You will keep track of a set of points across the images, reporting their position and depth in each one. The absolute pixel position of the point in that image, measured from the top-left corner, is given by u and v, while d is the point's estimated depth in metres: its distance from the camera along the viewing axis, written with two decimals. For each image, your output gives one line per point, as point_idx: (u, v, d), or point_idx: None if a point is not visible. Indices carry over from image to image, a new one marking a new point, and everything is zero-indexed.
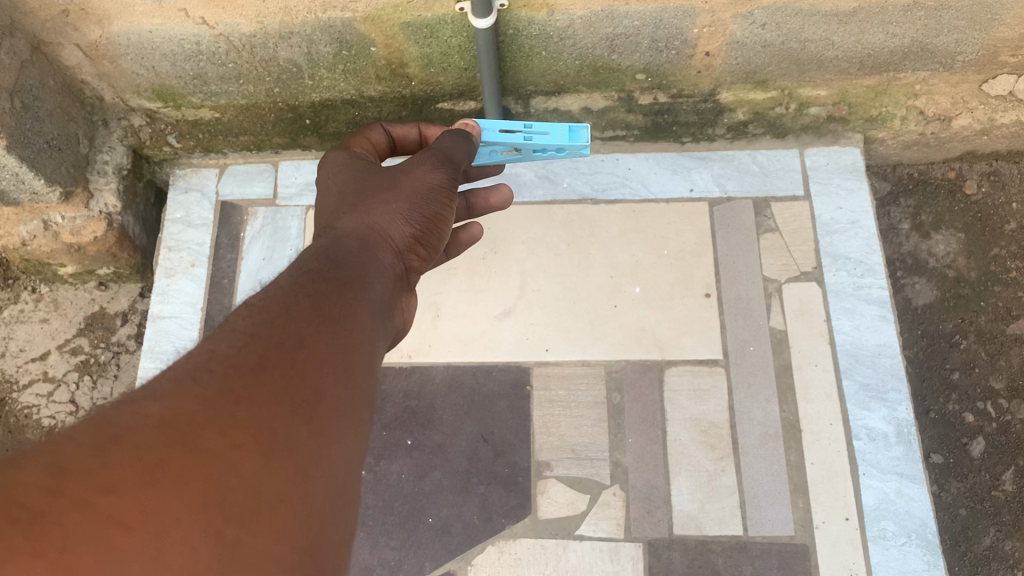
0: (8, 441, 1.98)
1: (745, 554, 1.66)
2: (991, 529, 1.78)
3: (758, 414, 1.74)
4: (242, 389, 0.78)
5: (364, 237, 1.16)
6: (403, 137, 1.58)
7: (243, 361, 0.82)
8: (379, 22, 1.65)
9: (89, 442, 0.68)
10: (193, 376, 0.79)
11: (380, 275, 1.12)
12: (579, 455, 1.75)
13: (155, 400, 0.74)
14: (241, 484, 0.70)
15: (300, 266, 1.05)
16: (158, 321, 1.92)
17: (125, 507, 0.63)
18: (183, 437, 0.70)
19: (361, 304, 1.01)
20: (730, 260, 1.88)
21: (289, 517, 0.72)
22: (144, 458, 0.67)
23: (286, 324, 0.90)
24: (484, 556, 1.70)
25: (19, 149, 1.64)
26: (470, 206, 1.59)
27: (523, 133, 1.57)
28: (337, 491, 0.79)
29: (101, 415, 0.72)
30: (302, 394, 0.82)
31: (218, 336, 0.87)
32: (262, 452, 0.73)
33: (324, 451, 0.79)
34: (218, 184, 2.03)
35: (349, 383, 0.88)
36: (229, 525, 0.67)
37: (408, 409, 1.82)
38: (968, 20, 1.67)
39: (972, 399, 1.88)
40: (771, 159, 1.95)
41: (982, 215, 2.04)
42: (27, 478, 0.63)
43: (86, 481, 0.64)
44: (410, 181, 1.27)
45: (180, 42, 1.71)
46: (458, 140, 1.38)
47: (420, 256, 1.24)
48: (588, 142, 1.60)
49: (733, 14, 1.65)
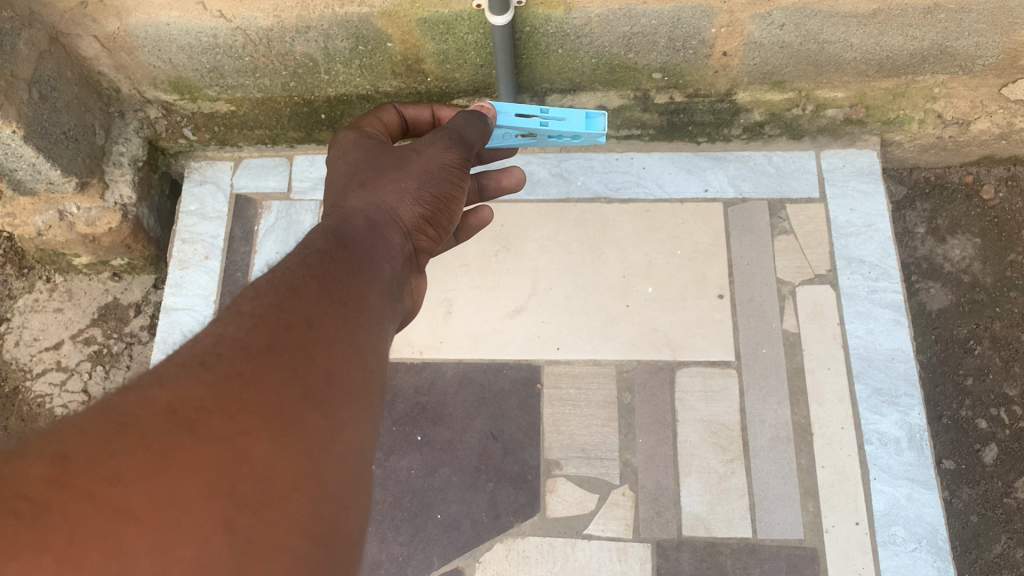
0: (20, 430, 2.00)
1: (754, 556, 1.66)
2: (1002, 536, 1.77)
3: (770, 416, 1.74)
4: (251, 375, 0.78)
5: (372, 218, 1.17)
6: (415, 119, 1.58)
7: (252, 344, 0.82)
8: (396, 17, 1.65)
9: (94, 431, 0.68)
10: (200, 361, 0.79)
11: (388, 256, 1.12)
12: (589, 454, 1.75)
13: (161, 387, 0.74)
14: (251, 471, 0.70)
15: (308, 245, 1.05)
16: (171, 312, 1.93)
17: (132, 498, 0.63)
18: (189, 424, 0.70)
19: (369, 285, 1.02)
20: (744, 262, 1.87)
21: (301, 503, 0.71)
22: (150, 447, 0.67)
23: (295, 305, 0.90)
24: (492, 553, 1.70)
25: (36, 140, 1.65)
26: (482, 187, 1.59)
27: (539, 118, 1.57)
28: (351, 474, 0.79)
29: (107, 402, 0.72)
30: (312, 377, 0.82)
31: (225, 319, 0.87)
32: (273, 437, 0.74)
33: (336, 435, 0.79)
34: (233, 177, 2.04)
35: (361, 366, 0.89)
36: (239, 514, 0.67)
37: (418, 405, 1.82)
38: (989, 23, 1.65)
39: (985, 405, 1.87)
40: (787, 161, 1.94)
41: (999, 220, 2.02)
42: (34, 470, 0.63)
43: (91, 472, 0.64)
44: (421, 162, 1.25)
45: (197, 35, 1.71)
46: (474, 120, 1.34)
47: (429, 238, 1.24)
48: (605, 130, 1.61)
49: (752, 14, 1.64)
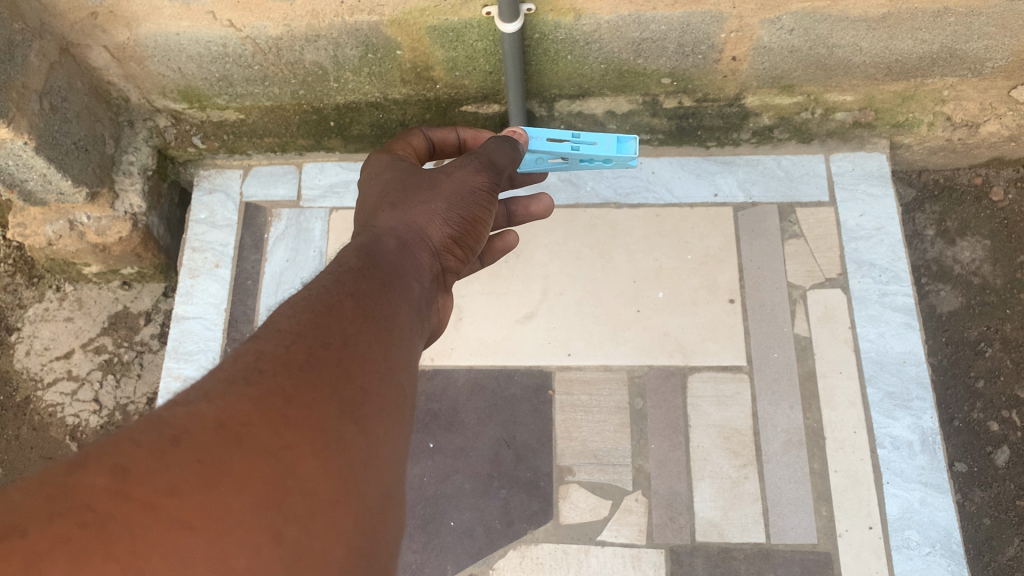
0: (32, 439, 2.00)
1: (768, 561, 1.66)
2: (1015, 538, 1.77)
3: (782, 420, 1.74)
4: (293, 389, 0.78)
5: (402, 237, 1.17)
6: (441, 141, 1.59)
7: (292, 359, 0.82)
8: (406, 25, 1.65)
9: (150, 442, 0.68)
10: (244, 375, 0.79)
11: (417, 275, 1.12)
12: (602, 460, 1.75)
13: (209, 401, 0.75)
14: (296, 485, 0.70)
15: (340, 263, 1.06)
16: (182, 320, 1.93)
17: (187, 510, 0.64)
18: (238, 437, 0.71)
19: (400, 302, 1.02)
20: (755, 266, 1.87)
21: (343, 516, 0.71)
22: (204, 461, 0.68)
23: (331, 321, 0.90)
24: (506, 560, 1.70)
25: (47, 151, 1.65)
26: (511, 214, 1.59)
27: (571, 142, 1.60)
28: (387, 489, 0.78)
29: (157, 415, 0.73)
30: (348, 393, 0.82)
31: (265, 334, 0.87)
32: (316, 451, 0.74)
33: (374, 450, 0.79)
34: (242, 185, 2.04)
35: (393, 382, 0.88)
36: (288, 527, 0.67)
37: (430, 412, 1.82)
38: (999, 26, 1.65)
39: (996, 408, 1.87)
40: (797, 165, 1.94)
41: (1009, 222, 2.02)
42: (95, 481, 0.64)
43: (149, 484, 0.65)
44: (451, 183, 1.26)
45: (207, 45, 1.71)
46: (504, 145, 1.38)
47: (456, 257, 1.24)
48: (636, 154, 1.62)
49: (761, 19, 1.63)
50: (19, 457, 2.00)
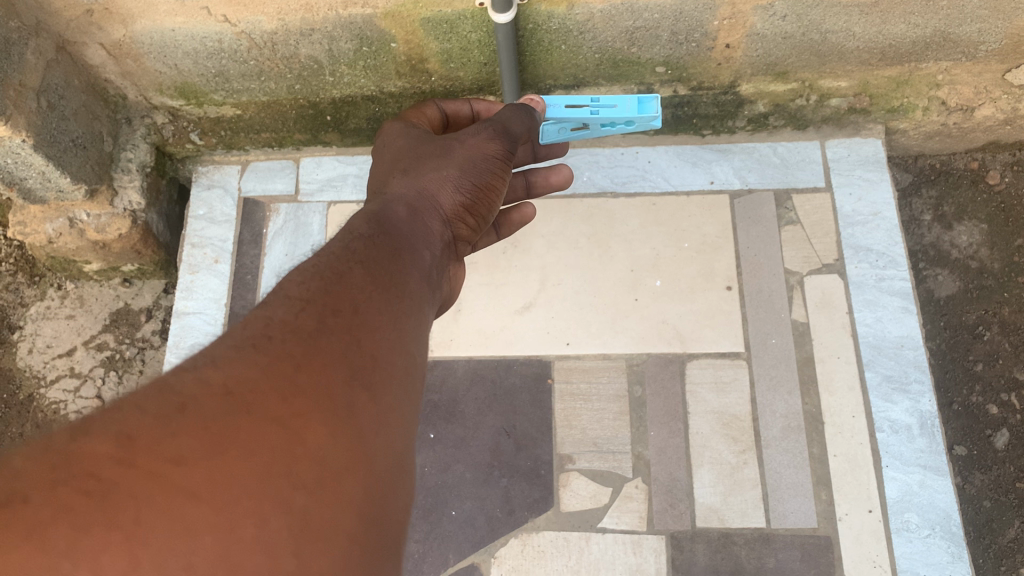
0: (36, 436, 2.02)
1: (769, 546, 1.66)
2: (1016, 520, 1.77)
3: (781, 406, 1.75)
4: (301, 355, 0.79)
5: (413, 204, 1.18)
6: (455, 114, 1.62)
7: (301, 325, 0.83)
8: (400, 17, 1.66)
9: (156, 410, 0.69)
10: (251, 343, 0.80)
11: (427, 243, 1.13)
12: (601, 448, 1.76)
13: (216, 367, 0.75)
14: (305, 453, 0.70)
15: (351, 229, 1.06)
16: (183, 315, 1.94)
17: (194, 478, 0.64)
18: (246, 405, 0.71)
19: (410, 270, 1.02)
20: (752, 253, 1.87)
21: (351, 483, 0.72)
22: (210, 428, 0.68)
23: (341, 288, 0.91)
24: (508, 548, 1.71)
25: (46, 148, 1.66)
26: (530, 184, 1.60)
27: (590, 107, 1.61)
28: (396, 456, 0.79)
29: (165, 381, 0.73)
30: (358, 360, 0.82)
31: (274, 301, 0.88)
32: (325, 420, 0.74)
33: (383, 417, 0.80)
34: (240, 181, 2.05)
35: (404, 352, 0.89)
36: (297, 495, 0.68)
37: (430, 403, 1.83)
38: (991, 9, 1.65)
39: (996, 391, 1.87)
40: (793, 151, 1.95)
41: (1006, 205, 2.02)
42: (100, 448, 0.65)
43: (155, 452, 0.65)
44: (463, 151, 1.27)
45: (203, 41, 1.72)
46: (520, 112, 1.38)
47: (468, 226, 1.25)
48: (657, 114, 1.60)
49: (754, 6, 1.64)
50: (23, 454, 2.01)
